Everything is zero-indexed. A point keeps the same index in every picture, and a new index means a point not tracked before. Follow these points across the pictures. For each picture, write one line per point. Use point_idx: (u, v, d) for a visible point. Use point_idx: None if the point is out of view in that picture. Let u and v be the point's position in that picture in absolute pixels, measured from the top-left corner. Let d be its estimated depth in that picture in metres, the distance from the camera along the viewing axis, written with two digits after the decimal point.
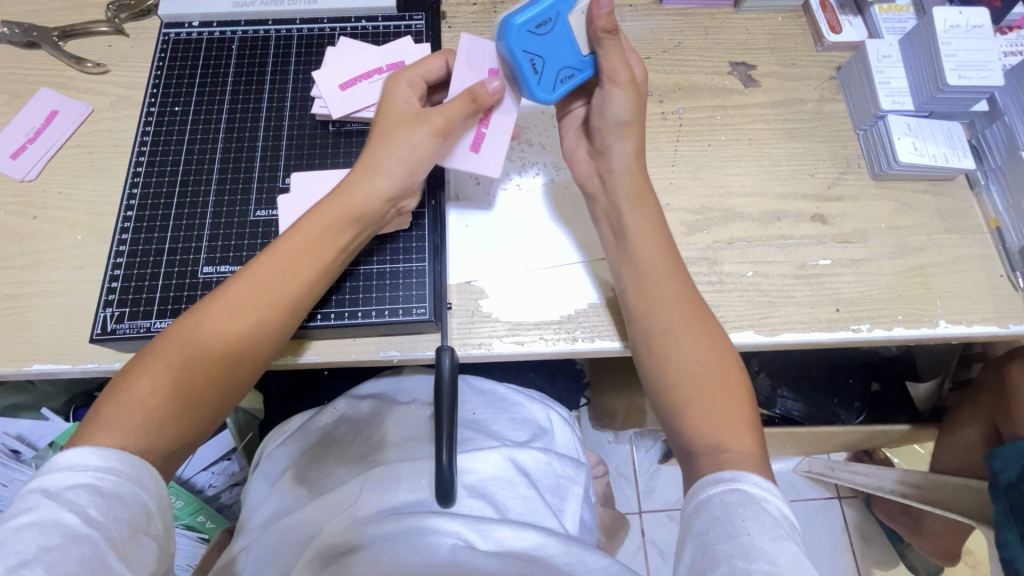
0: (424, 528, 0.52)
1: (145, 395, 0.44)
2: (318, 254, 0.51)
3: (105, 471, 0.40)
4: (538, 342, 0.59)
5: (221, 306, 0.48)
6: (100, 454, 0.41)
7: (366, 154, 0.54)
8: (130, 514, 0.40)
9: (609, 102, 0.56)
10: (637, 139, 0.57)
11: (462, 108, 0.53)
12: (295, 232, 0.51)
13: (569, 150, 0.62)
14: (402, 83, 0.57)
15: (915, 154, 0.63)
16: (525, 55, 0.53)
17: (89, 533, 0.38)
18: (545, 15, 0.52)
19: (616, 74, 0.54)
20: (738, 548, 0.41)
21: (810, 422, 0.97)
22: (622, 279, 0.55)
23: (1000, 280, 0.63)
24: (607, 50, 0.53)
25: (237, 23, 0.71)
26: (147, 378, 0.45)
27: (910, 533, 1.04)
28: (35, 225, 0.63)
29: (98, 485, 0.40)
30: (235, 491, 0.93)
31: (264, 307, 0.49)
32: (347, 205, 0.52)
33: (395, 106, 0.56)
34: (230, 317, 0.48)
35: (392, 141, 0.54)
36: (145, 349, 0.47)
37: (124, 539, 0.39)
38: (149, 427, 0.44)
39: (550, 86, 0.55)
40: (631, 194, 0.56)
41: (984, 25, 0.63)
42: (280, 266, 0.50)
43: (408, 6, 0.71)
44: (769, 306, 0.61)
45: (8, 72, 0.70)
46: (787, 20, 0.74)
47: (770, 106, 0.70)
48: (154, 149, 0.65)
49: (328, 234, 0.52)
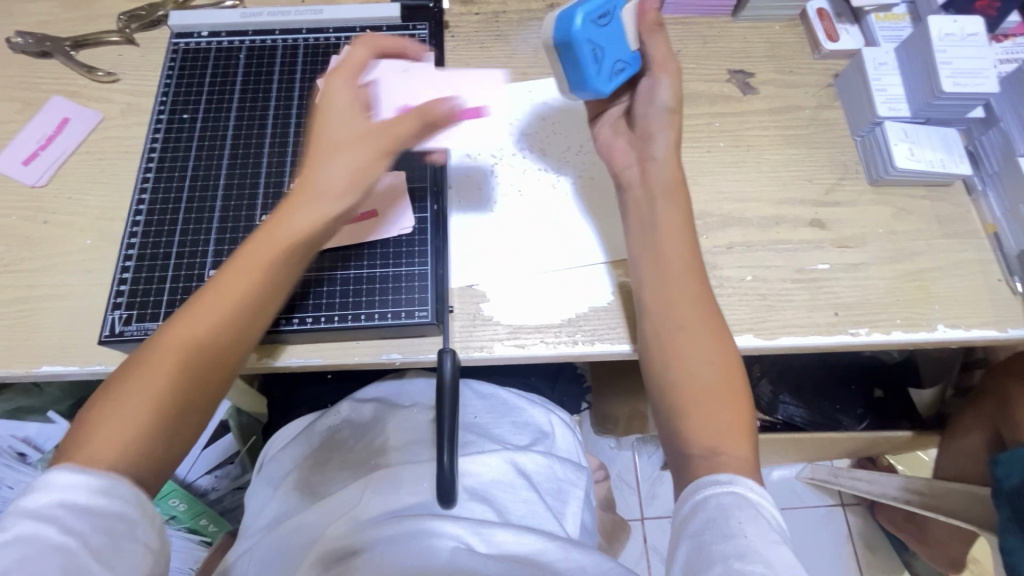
0: (424, 531, 0.52)
1: (109, 447, 0.40)
2: (278, 272, 0.47)
3: (77, 485, 0.38)
4: (539, 345, 0.60)
5: (177, 337, 0.44)
6: (73, 472, 0.39)
7: (308, 160, 0.48)
8: (109, 524, 0.38)
9: (658, 88, 0.58)
10: (677, 129, 0.58)
11: (410, 129, 0.48)
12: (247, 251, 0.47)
13: (605, 144, 0.62)
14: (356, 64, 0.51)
15: (912, 159, 0.64)
16: (590, 44, 0.54)
17: (65, 548, 0.36)
18: (606, 8, 0.55)
19: (663, 63, 0.58)
20: (734, 549, 0.42)
21: (813, 429, 0.96)
22: (640, 270, 0.56)
23: (998, 284, 0.63)
24: (654, 42, 0.59)
25: (245, 33, 0.72)
26: (106, 426, 0.41)
27: (915, 541, 1.04)
28: (46, 230, 0.64)
29: (71, 500, 0.38)
30: (238, 495, 0.94)
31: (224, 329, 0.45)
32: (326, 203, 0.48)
33: (333, 105, 0.49)
34: (185, 347, 0.44)
35: (333, 140, 0.48)
36: (97, 396, 0.43)
37: (106, 551, 0.38)
38: (119, 479, 0.40)
39: (607, 77, 0.56)
40: (666, 186, 0.56)
41: (979, 33, 0.64)
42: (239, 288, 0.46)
43: (412, 16, 0.73)
44: (768, 310, 0.62)
45: (21, 80, 0.72)
46: (784, 28, 0.75)
47: (769, 113, 0.71)
48: (163, 156, 0.66)
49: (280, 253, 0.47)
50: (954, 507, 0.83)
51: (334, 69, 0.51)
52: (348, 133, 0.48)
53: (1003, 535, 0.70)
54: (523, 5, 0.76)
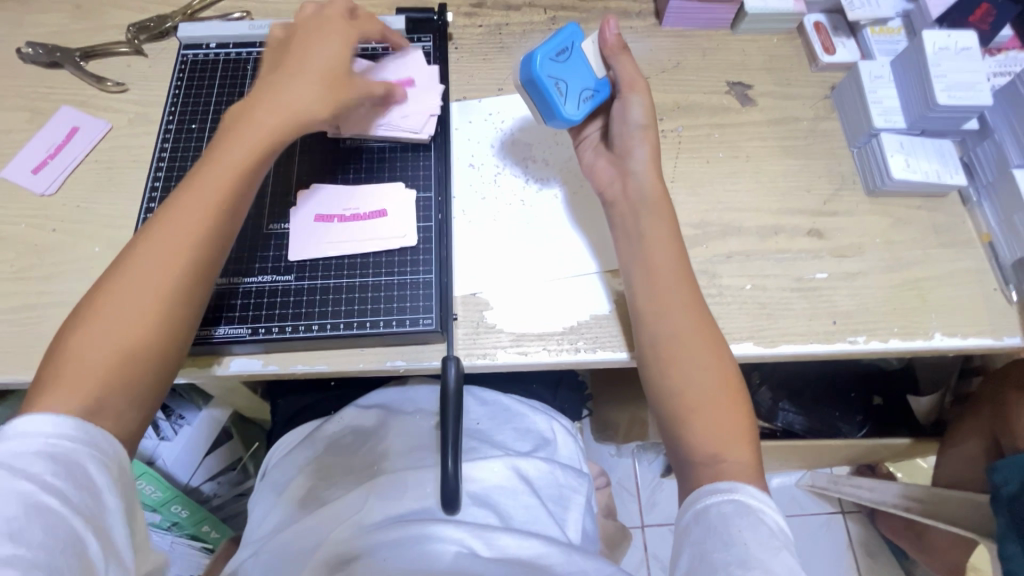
0: (426, 536, 0.53)
1: (84, 357, 0.46)
2: (199, 217, 0.51)
3: (60, 439, 0.43)
4: (542, 352, 0.61)
5: (111, 286, 0.48)
6: (54, 421, 0.43)
7: (270, 98, 0.56)
8: (87, 477, 0.42)
9: (629, 108, 0.59)
10: (654, 143, 0.60)
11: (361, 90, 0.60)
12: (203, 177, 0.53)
13: (588, 165, 0.63)
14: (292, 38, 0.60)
15: (909, 171, 0.65)
16: (552, 79, 0.57)
17: (45, 498, 0.40)
18: (561, 44, 0.58)
19: (633, 83, 0.59)
20: (735, 557, 0.43)
21: (812, 436, 0.97)
22: (631, 280, 0.57)
23: (994, 293, 0.64)
24: (622, 64, 0.60)
25: (252, 45, 0.74)
26: (85, 337, 0.46)
27: (919, 551, 1.04)
28: (54, 238, 0.65)
29: (51, 451, 0.42)
30: (240, 502, 0.94)
31: (185, 246, 0.50)
32: (252, 146, 0.54)
33: (301, 56, 0.58)
34: (146, 261, 0.49)
35: (297, 84, 0.56)
36: (71, 317, 0.48)
37: (85, 502, 0.41)
38: (98, 382, 0.45)
39: (575, 106, 0.58)
40: (651, 201, 0.58)
41: (972, 47, 0.65)
42: (193, 209, 0.51)
43: (417, 27, 0.74)
44: (767, 318, 0.62)
45: (31, 90, 0.73)
46: (782, 41, 0.77)
47: (767, 125, 0.72)
48: (171, 165, 0.67)
49: (242, 168, 0.53)
50: (951, 514, 0.84)
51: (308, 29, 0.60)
52: (307, 75, 0.57)
53: (1001, 542, 0.70)
54: (526, 17, 0.77)
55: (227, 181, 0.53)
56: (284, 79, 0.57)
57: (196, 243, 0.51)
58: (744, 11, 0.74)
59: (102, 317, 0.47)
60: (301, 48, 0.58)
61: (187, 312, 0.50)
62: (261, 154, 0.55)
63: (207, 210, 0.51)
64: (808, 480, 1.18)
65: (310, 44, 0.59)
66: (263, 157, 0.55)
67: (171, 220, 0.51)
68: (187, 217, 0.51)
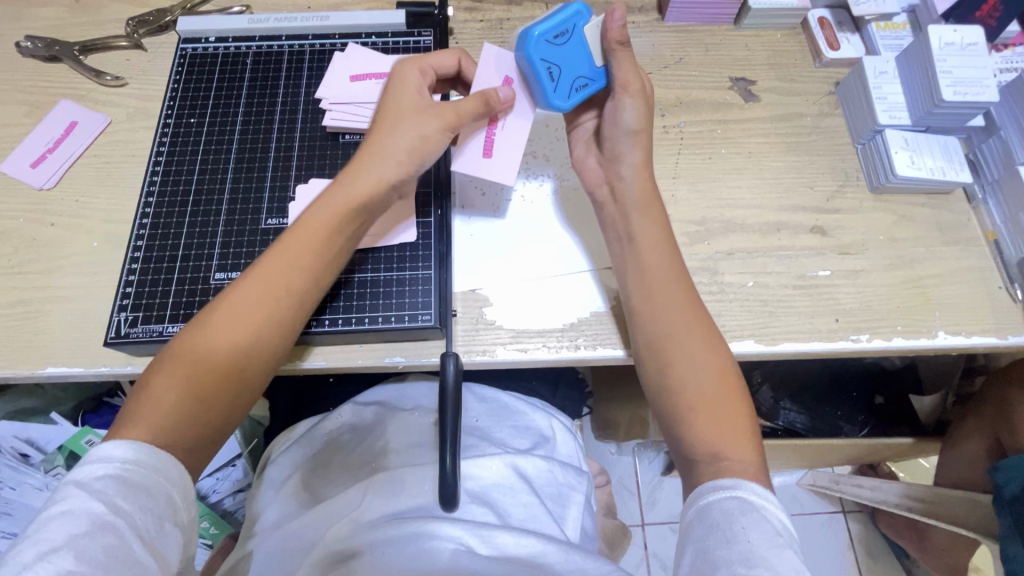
0: (424, 533, 0.52)
1: (159, 399, 0.46)
2: (298, 266, 0.51)
3: (134, 465, 0.43)
4: (541, 349, 0.60)
5: (203, 327, 0.49)
6: (130, 447, 0.43)
7: (369, 143, 0.54)
8: (155, 504, 0.42)
9: (621, 110, 0.57)
10: (646, 147, 0.59)
11: (474, 107, 0.55)
12: (297, 229, 0.52)
13: (579, 161, 0.63)
14: (410, 69, 0.57)
15: (913, 167, 0.65)
16: (545, 63, 0.55)
17: (114, 521, 0.40)
18: (563, 27, 0.55)
19: (627, 83, 0.57)
20: (737, 553, 0.42)
21: (813, 434, 0.96)
22: (626, 282, 0.56)
23: (998, 291, 0.63)
24: (620, 60, 0.56)
25: (251, 39, 0.73)
26: (166, 379, 0.47)
27: (917, 548, 1.04)
28: (52, 232, 0.65)
29: (124, 476, 0.42)
30: (239, 497, 0.94)
31: (270, 303, 0.50)
32: (354, 194, 0.53)
33: (402, 96, 0.56)
34: (233, 313, 0.49)
35: (399, 129, 0.54)
36: (162, 353, 0.49)
37: (149, 529, 0.41)
38: (168, 426, 0.45)
39: (564, 94, 0.57)
40: (639, 203, 0.57)
41: (979, 42, 0.64)
42: (284, 265, 0.51)
43: (417, 22, 0.73)
44: (769, 315, 0.62)
45: (30, 84, 0.72)
46: (786, 37, 0.76)
47: (770, 121, 0.71)
48: (170, 159, 0.67)
49: (333, 224, 0.52)
50: (954, 515, 0.83)
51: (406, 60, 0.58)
52: (405, 118, 0.54)
53: (1005, 543, 0.70)
54: (528, 12, 0.76)
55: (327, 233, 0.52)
56: (386, 123, 0.55)
57: (281, 299, 0.50)
58: (748, 5, 0.73)
59: (184, 364, 0.47)
60: (393, 87, 0.56)
61: (265, 364, 0.50)
62: (353, 211, 0.53)
63: (295, 265, 0.51)
64: (809, 479, 1.18)
65: (409, 83, 0.57)
66: (355, 213, 0.53)
67: (262, 272, 0.50)
68: (276, 271, 0.50)
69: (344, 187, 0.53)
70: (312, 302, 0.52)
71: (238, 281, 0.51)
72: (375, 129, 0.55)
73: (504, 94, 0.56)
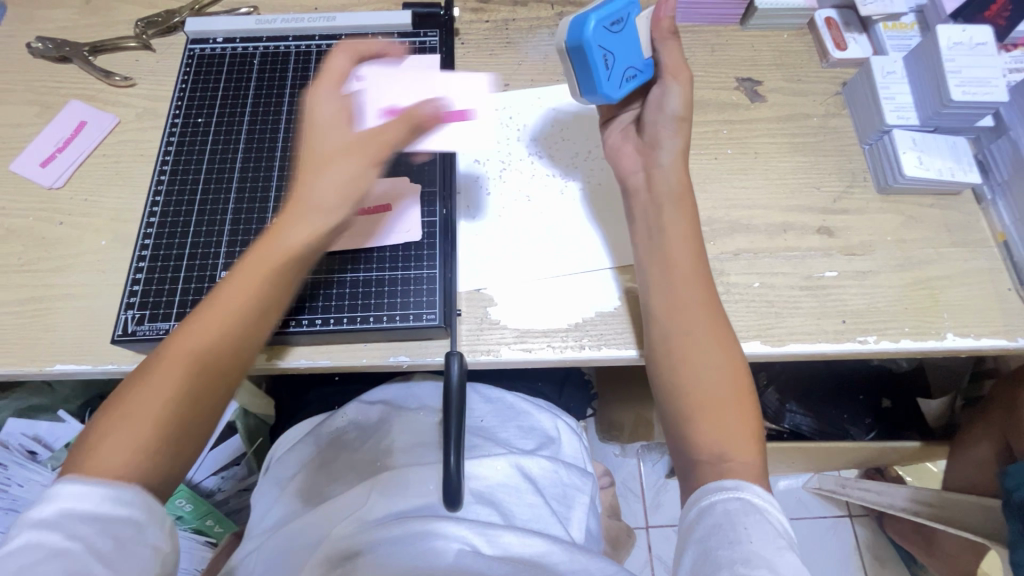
0: (429, 532, 0.52)
1: (108, 466, 0.40)
2: (246, 313, 0.47)
3: (120, 505, 0.39)
4: (546, 349, 0.60)
5: (132, 400, 0.43)
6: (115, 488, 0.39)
7: (304, 186, 0.49)
8: (137, 556, 0.39)
9: (668, 95, 0.59)
10: (687, 135, 0.59)
11: (402, 134, 0.51)
12: (238, 277, 0.47)
13: (614, 147, 0.63)
14: (322, 95, 0.52)
15: (921, 168, 0.64)
16: (601, 50, 0.54)
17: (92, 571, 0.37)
18: (619, 15, 0.54)
19: (677, 71, 0.59)
20: (740, 554, 0.42)
21: (820, 438, 0.96)
22: (651, 274, 0.56)
23: (1007, 293, 0.63)
24: (666, 50, 0.59)
25: (259, 40, 0.74)
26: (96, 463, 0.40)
27: (923, 553, 1.03)
28: (62, 231, 0.65)
29: (85, 509, 0.38)
30: (244, 497, 0.94)
31: (212, 359, 0.45)
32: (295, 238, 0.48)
33: (326, 119, 0.51)
34: (175, 362, 0.44)
35: (336, 164, 0.49)
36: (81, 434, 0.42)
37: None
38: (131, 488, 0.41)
39: (616, 83, 0.56)
40: (675, 193, 0.57)
41: (987, 42, 0.64)
42: (227, 318, 0.46)
43: (423, 23, 0.74)
44: (775, 316, 0.62)
45: (40, 85, 0.73)
46: (793, 37, 0.76)
47: (777, 122, 0.71)
48: (177, 159, 0.67)
49: (282, 272, 0.48)
50: (964, 520, 0.82)
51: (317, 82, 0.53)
52: (337, 152, 0.49)
53: (1013, 549, 0.69)
54: (533, 13, 0.76)
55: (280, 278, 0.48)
56: (318, 158, 0.49)
57: (241, 338, 0.47)
58: (754, 6, 0.73)
59: (136, 423, 0.42)
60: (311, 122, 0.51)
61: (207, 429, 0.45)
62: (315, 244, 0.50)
63: (254, 303, 0.47)
64: (815, 483, 1.17)
65: (327, 113, 0.51)
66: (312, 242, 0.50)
67: (198, 329, 0.45)
68: (233, 314, 0.46)
69: (301, 218, 0.48)
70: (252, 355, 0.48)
71: (170, 342, 0.45)
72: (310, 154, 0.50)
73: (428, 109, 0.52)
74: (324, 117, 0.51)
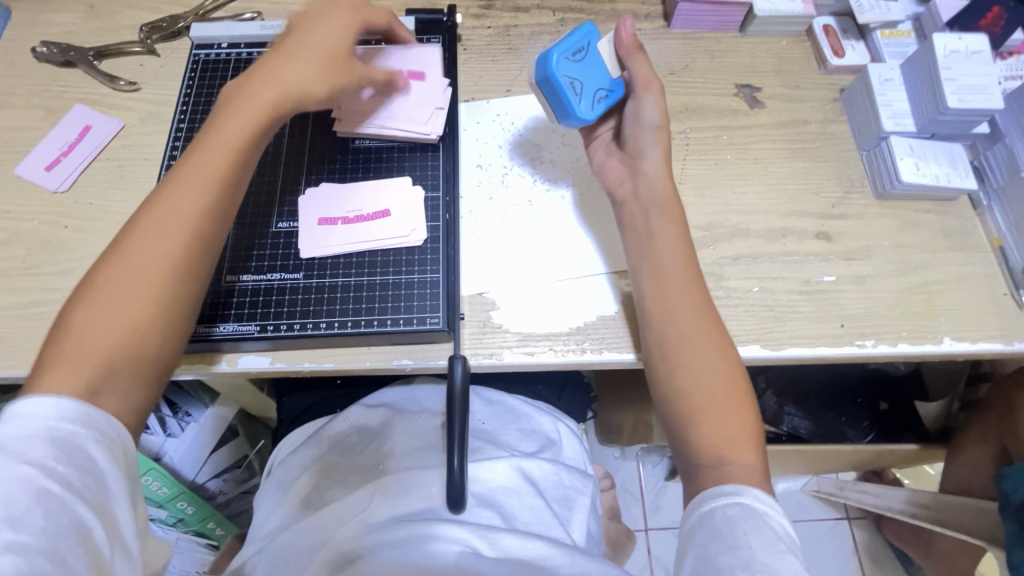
0: (432, 536, 0.53)
1: (84, 349, 0.44)
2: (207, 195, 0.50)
3: (60, 420, 0.41)
4: (548, 352, 0.61)
5: (112, 270, 0.47)
6: (56, 404, 0.42)
7: (259, 92, 0.55)
8: (88, 461, 0.41)
9: (643, 108, 0.59)
10: (667, 144, 0.60)
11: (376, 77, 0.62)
12: (193, 165, 0.51)
13: (599, 165, 0.63)
14: (294, 32, 0.58)
15: (918, 174, 0.65)
16: (567, 78, 0.57)
17: (45, 485, 0.39)
18: (579, 45, 0.58)
19: (647, 83, 0.59)
20: (739, 560, 0.42)
21: (818, 441, 0.95)
22: (639, 282, 0.57)
23: (1003, 298, 0.63)
24: (637, 63, 0.59)
25: (263, 45, 0.74)
26: (85, 332, 0.45)
27: (921, 554, 1.03)
28: (67, 234, 0.66)
29: (49, 437, 0.41)
30: (245, 499, 0.94)
31: (176, 234, 0.49)
32: (239, 136, 0.53)
33: (309, 39, 0.58)
34: (149, 238, 0.48)
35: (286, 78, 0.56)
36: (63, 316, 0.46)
37: (89, 486, 0.40)
38: (99, 358, 0.44)
39: (589, 106, 0.58)
40: (660, 202, 0.58)
41: (983, 50, 0.65)
42: (188, 197, 0.50)
43: (426, 29, 0.74)
44: (774, 320, 0.62)
45: (45, 89, 0.74)
46: (791, 44, 0.77)
47: (775, 127, 0.72)
48: (182, 164, 0.68)
49: (235, 158, 0.52)
50: (960, 522, 0.82)
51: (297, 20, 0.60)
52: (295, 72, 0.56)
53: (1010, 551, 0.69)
54: (535, 19, 0.77)
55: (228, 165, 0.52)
56: (272, 74, 0.56)
57: (195, 219, 0.50)
58: (753, 13, 0.74)
59: (101, 301, 0.46)
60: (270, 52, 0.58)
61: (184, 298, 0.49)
62: (248, 140, 0.54)
63: (203, 194, 0.50)
64: (813, 485, 1.18)
65: (288, 42, 0.58)
66: (257, 137, 0.54)
67: (159, 212, 0.49)
68: (178, 199, 0.50)
69: (233, 123, 0.53)
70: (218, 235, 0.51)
71: (140, 220, 0.49)
72: (268, 73, 0.56)
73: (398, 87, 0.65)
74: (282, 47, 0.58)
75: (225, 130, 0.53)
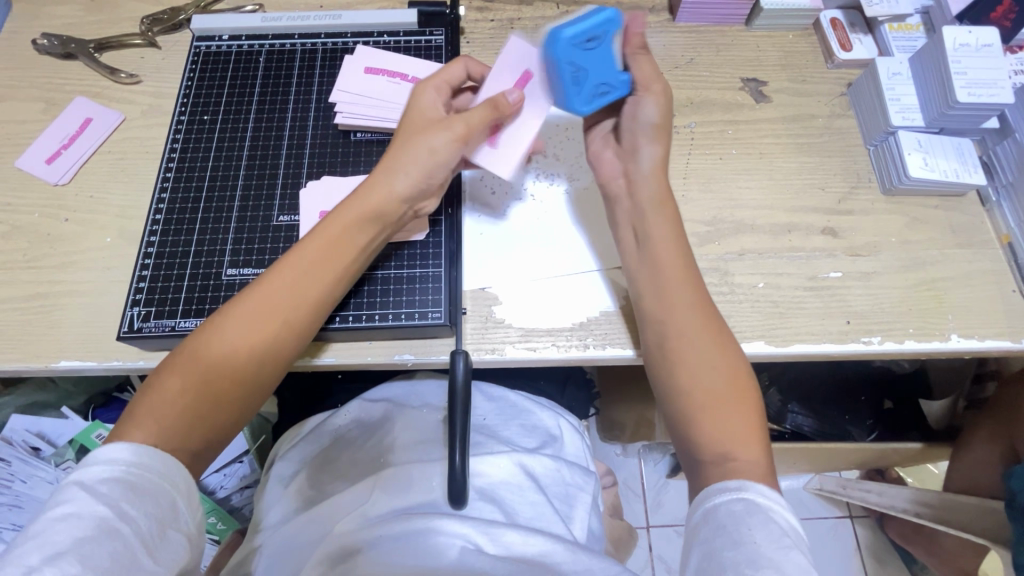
0: (429, 529, 0.52)
1: (171, 398, 0.46)
2: (320, 272, 0.52)
3: (136, 467, 0.42)
4: (550, 348, 0.60)
5: (218, 327, 0.49)
6: (137, 452, 0.43)
7: (388, 156, 0.55)
8: (159, 510, 0.42)
9: (641, 106, 0.58)
10: (665, 143, 0.59)
11: (484, 117, 0.55)
12: (317, 235, 0.53)
13: (594, 155, 0.63)
14: (429, 88, 0.58)
15: (926, 169, 0.65)
16: (571, 67, 0.53)
17: (119, 527, 0.40)
18: (596, 30, 0.52)
19: (649, 83, 0.58)
20: (746, 555, 0.42)
21: (821, 439, 0.95)
22: (639, 279, 0.56)
23: (1011, 295, 0.63)
24: (640, 63, 0.58)
25: (264, 38, 0.74)
26: (179, 379, 0.47)
27: (926, 553, 1.03)
28: (67, 227, 0.65)
29: (129, 480, 0.42)
30: (247, 494, 0.94)
31: (287, 308, 0.50)
32: (366, 208, 0.53)
33: (421, 114, 0.57)
34: (266, 312, 0.50)
35: (412, 143, 0.55)
36: (173, 353, 0.49)
37: (154, 535, 0.41)
38: (178, 428, 0.46)
39: (586, 99, 0.56)
40: (654, 198, 0.57)
41: (994, 44, 0.64)
42: (302, 272, 0.51)
43: (429, 22, 0.74)
44: (780, 317, 0.62)
45: (46, 81, 0.73)
46: (798, 37, 0.76)
47: (781, 122, 0.71)
48: (183, 156, 0.67)
49: (350, 232, 0.53)
50: (966, 522, 0.82)
51: (428, 77, 0.59)
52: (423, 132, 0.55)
53: (1017, 550, 0.68)
54: (539, 12, 0.76)
55: (341, 241, 0.53)
56: (404, 138, 0.56)
57: (294, 310, 0.51)
58: (759, 6, 0.73)
59: (190, 373, 0.47)
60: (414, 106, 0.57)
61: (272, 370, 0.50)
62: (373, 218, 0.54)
63: (307, 285, 0.51)
64: (817, 483, 1.17)
65: (428, 99, 0.58)
66: (370, 223, 0.54)
67: (276, 280, 0.51)
68: (298, 270, 0.51)
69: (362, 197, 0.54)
70: (322, 313, 0.53)
71: (259, 284, 0.51)
72: (394, 146, 0.55)
73: (513, 98, 0.55)
74: (421, 105, 0.57)
75: (350, 202, 0.54)
